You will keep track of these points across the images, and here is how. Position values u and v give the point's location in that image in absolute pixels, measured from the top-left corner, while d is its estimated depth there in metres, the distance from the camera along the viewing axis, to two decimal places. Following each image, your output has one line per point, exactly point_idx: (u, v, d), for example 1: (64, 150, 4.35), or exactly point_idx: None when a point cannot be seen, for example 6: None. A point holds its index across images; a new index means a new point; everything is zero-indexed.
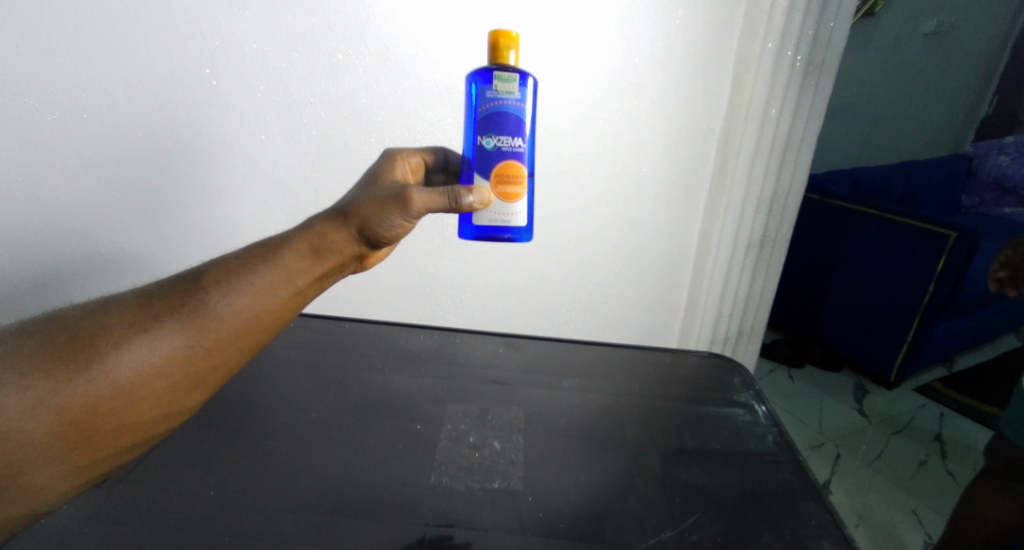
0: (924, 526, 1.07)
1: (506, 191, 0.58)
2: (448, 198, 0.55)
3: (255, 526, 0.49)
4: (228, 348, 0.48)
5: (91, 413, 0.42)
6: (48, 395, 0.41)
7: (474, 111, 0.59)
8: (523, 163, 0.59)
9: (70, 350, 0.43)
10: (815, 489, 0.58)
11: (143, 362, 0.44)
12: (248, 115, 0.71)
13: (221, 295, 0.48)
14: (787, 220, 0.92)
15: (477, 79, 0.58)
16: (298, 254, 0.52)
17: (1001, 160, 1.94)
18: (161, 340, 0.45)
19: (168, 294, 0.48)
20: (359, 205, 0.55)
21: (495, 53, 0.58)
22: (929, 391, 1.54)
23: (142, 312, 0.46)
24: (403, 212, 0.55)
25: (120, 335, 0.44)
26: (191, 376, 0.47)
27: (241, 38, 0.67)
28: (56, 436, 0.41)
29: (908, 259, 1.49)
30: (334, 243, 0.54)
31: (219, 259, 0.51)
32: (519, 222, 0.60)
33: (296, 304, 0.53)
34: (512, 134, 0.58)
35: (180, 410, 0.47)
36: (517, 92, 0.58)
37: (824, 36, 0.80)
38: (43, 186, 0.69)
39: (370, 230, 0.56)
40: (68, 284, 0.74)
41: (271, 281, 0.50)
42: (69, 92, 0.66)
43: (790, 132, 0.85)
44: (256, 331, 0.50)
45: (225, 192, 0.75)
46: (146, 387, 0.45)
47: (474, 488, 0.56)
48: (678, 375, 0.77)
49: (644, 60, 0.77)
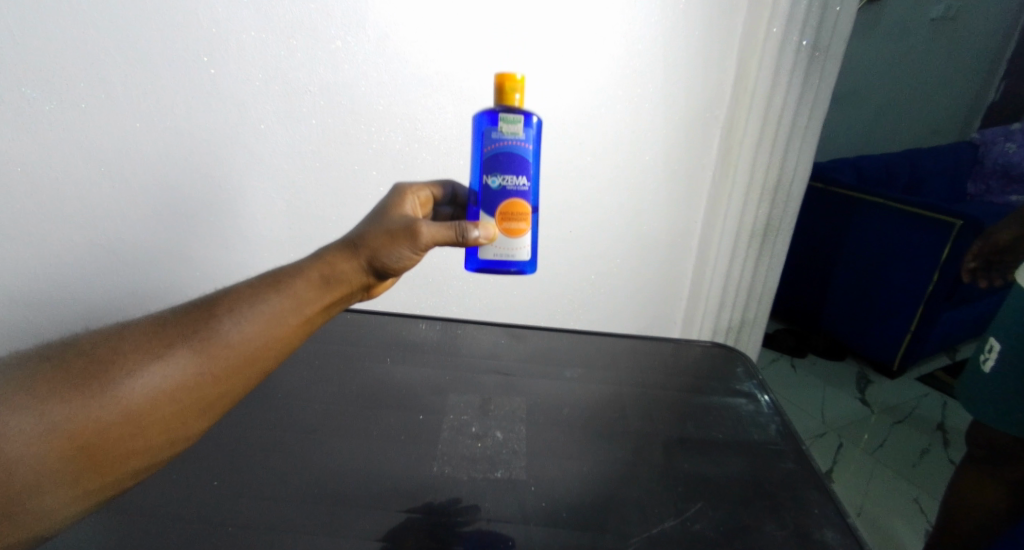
0: (927, 515, 1.07)
1: (510, 227, 0.58)
2: (455, 233, 0.54)
3: (257, 518, 0.49)
4: (237, 376, 0.46)
5: (101, 439, 0.40)
6: (60, 421, 0.39)
7: (479, 150, 0.58)
8: (527, 201, 0.58)
9: (85, 374, 0.41)
10: (818, 478, 0.57)
11: (153, 388, 0.42)
12: (247, 105, 0.71)
13: (234, 322, 0.47)
14: (791, 209, 0.91)
15: (482, 119, 0.57)
16: (309, 284, 0.50)
17: (1006, 148, 1.87)
18: (174, 366, 0.44)
19: (183, 320, 0.46)
20: (372, 235, 0.53)
21: (500, 95, 0.57)
22: (932, 381, 1.54)
23: (155, 337, 0.44)
24: (413, 245, 0.53)
25: (133, 360, 0.43)
26: (200, 402, 0.45)
27: (236, 25, 0.66)
28: (65, 461, 0.39)
29: (912, 248, 1.48)
30: (345, 273, 0.52)
31: (233, 286, 0.49)
32: (523, 256, 0.59)
33: (305, 332, 0.51)
34: (516, 173, 0.57)
35: (186, 436, 0.45)
36: (521, 133, 0.57)
37: (830, 21, 0.78)
38: (46, 177, 0.70)
39: (380, 262, 0.53)
40: (70, 273, 0.75)
41: (281, 309, 0.49)
42: (65, 82, 0.66)
43: (795, 120, 0.83)
44: (263, 359, 0.48)
45: (224, 182, 0.74)
46: (155, 413, 0.43)
47: (476, 478, 0.56)
48: (681, 365, 0.77)
49: (647, 46, 0.76)
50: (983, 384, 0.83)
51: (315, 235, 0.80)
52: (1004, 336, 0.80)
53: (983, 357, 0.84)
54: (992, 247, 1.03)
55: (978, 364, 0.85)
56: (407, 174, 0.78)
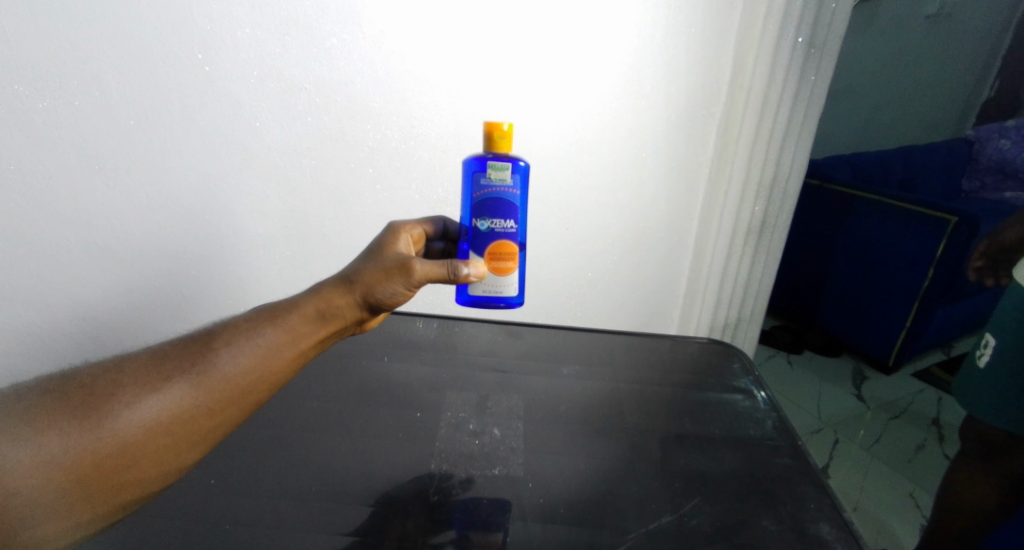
0: (922, 509, 1.08)
1: (499, 266, 0.58)
2: (448, 270, 0.54)
3: (255, 515, 0.49)
4: (230, 408, 0.46)
5: (98, 470, 0.40)
6: (59, 451, 0.39)
7: (469, 195, 0.58)
8: (515, 241, 0.58)
9: (85, 404, 0.41)
10: (814, 473, 0.58)
11: (150, 419, 0.42)
12: (241, 101, 0.69)
13: (230, 355, 0.46)
14: (788, 206, 0.92)
15: (471, 165, 0.58)
16: (304, 319, 0.50)
17: (1002, 144, 1.77)
18: (170, 398, 0.43)
19: (180, 352, 0.46)
20: (366, 270, 0.52)
21: (488, 142, 0.57)
22: (927, 377, 1.54)
23: (153, 369, 0.44)
24: (406, 280, 0.53)
25: (132, 390, 0.42)
26: (195, 433, 0.44)
27: (230, 22, 0.65)
28: (61, 493, 0.39)
29: (907, 244, 1.49)
30: (340, 309, 0.52)
31: (230, 320, 0.49)
32: (512, 292, 0.59)
33: (298, 366, 0.50)
34: (505, 217, 0.57)
35: (181, 468, 0.44)
36: (510, 179, 0.57)
37: (826, 17, 0.78)
38: (36, 179, 0.66)
39: (374, 297, 0.53)
40: (63, 276, 0.71)
41: (275, 343, 0.48)
42: (58, 78, 0.63)
43: (791, 116, 0.84)
44: (257, 392, 0.47)
45: (220, 181, 0.73)
46: (151, 444, 0.42)
47: (474, 474, 0.56)
48: (678, 361, 0.77)
49: (643, 43, 0.76)
50: (978, 379, 0.84)
51: (311, 234, 0.79)
52: (997, 333, 0.80)
53: (979, 352, 0.84)
54: (999, 246, 1.02)
55: (972, 360, 0.86)
56: (403, 172, 0.78)
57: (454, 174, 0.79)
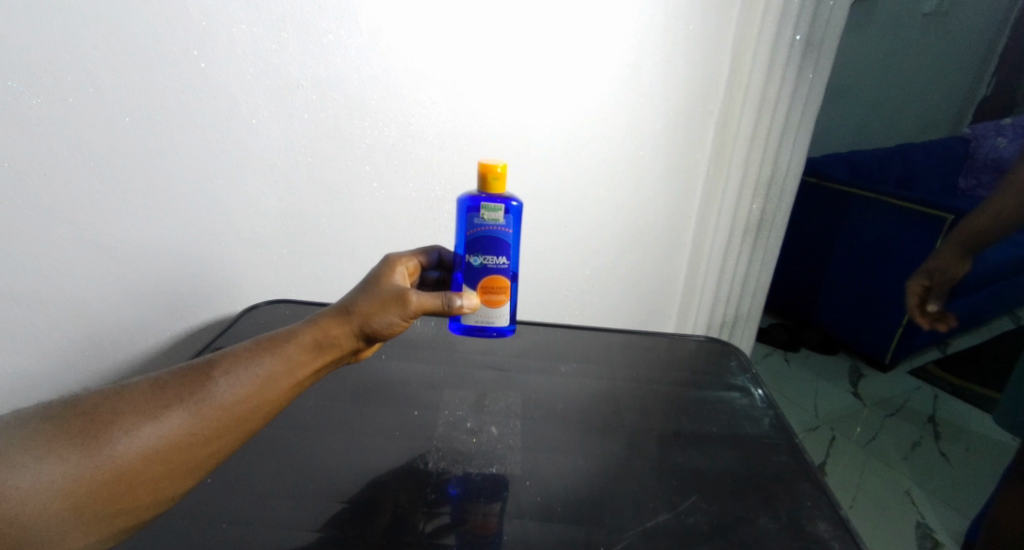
0: (919, 508, 1.08)
1: (491, 298, 0.58)
2: (443, 301, 0.54)
3: (251, 515, 0.49)
4: (226, 436, 0.44)
5: (93, 500, 0.38)
6: (57, 479, 0.36)
7: (463, 232, 0.58)
8: (507, 276, 0.58)
9: (84, 431, 0.38)
10: (810, 471, 0.58)
11: (149, 446, 0.40)
12: (237, 97, 0.69)
13: (229, 382, 0.44)
14: (785, 204, 0.93)
15: (465, 204, 0.57)
16: (303, 348, 0.48)
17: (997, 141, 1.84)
18: (168, 427, 0.41)
19: (179, 377, 0.43)
20: (363, 300, 0.51)
21: (482, 184, 0.57)
22: (923, 375, 1.55)
23: (152, 396, 0.42)
24: (403, 311, 0.52)
25: (131, 418, 0.40)
26: (191, 462, 0.42)
27: (227, 18, 0.65)
28: (57, 523, 0.36)
29: (904, 242, 1.49)
30: (337, 338, 0.50)
31: (229, 346, 0.47)
32: (504, 322, 0.60)
33: (292, 397, 0.48)
34: (498, 253, 0.57)
35: (174, 496, 0.42)
36: (504, 219, 0.57)
37: (824, 15, 0.80)
38: (31, 176, 0.65)
39: (370, 328, 0.51)
40: (57, 275, 0.70)
41: (273, 373, 0.46)
42: (52, 74, 0.62)
43: (789, 115, 0.85)
44: (254, 421, 0.45)
45: (216, 178, 0.72)
46: (147, 473, 0.40)
47: (472, 472, 0.56)
48: (675, 359, 0.77)
49: (641, 39, 0.76)
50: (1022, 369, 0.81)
51: (307, 231, 0.79)
52: None
53: None
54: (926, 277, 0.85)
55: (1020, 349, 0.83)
56: (400, 169, 0.78)
57: (452, 172, 0.79)
